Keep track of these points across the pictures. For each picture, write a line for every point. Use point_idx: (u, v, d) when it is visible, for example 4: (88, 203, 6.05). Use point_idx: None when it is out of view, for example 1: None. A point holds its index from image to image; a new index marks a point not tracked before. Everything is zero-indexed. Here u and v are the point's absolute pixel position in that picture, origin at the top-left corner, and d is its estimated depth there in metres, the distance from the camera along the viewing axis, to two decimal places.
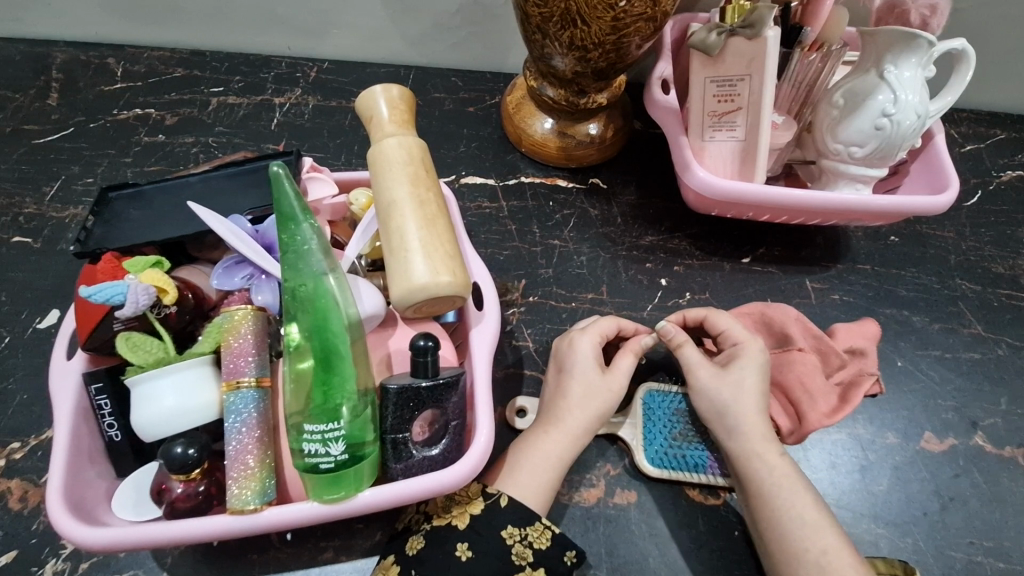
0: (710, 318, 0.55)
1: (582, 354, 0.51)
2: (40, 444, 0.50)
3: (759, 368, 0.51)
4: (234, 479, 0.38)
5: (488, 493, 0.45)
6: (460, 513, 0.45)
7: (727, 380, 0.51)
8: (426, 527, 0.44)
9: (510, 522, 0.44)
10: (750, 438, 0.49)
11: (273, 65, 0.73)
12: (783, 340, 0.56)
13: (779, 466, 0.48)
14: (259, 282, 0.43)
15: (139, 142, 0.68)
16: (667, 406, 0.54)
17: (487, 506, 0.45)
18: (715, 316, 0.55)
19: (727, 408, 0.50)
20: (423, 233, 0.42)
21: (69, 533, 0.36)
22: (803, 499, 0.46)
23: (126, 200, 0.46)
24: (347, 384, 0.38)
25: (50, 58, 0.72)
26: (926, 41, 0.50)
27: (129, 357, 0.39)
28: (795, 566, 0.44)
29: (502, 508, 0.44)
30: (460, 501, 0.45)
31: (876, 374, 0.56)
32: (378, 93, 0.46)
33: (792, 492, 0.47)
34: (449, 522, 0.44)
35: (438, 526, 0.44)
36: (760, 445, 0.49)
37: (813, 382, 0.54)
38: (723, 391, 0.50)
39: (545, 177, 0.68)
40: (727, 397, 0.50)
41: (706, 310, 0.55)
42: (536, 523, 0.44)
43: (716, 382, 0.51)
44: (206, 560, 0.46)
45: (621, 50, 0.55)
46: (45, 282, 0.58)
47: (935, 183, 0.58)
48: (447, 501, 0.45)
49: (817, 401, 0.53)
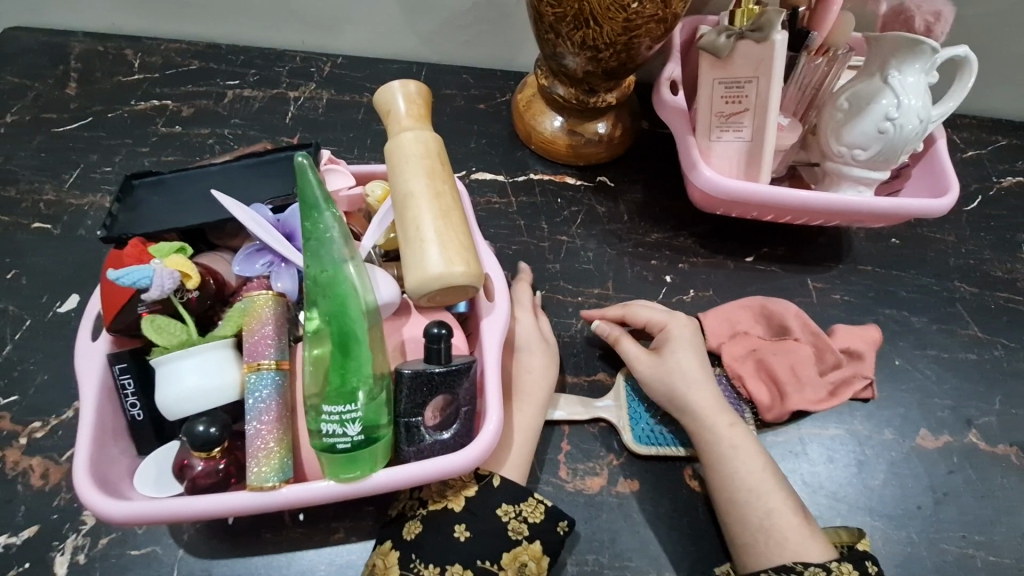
0: (630, 310, 0.58)
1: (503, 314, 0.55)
2: (61, 424, 0.52)
3: (687, 343, 0.55)
4: (254, 457, 0.39)
5: (481, 476, 0.47)
6: (456, 496, 0.46)
7: (667, 362, 0.54)
8: (421, 512, 0.46)
9: (504, 501, 0.46)
10: (704, 411, 0.51)
11: (288, 59, 0.75)
12: (782, 332, 0.58)
13: (729, 436, 0.50)
14: (278, 270, 0.44)
15: (156, 133, 0.69)
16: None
17: (480, 488, 0.46)
18: (634, 309, 0.58)
19: (676, 389, 0.52)
20: (439, 224, 0.44)
21: (95, 506, 0.38)
22: (750, 466, 0.49)
23: (149, 188, 0.48)
24: (363, 368, 0.39)
25: (69, 49, 0.73)
26: (930, 47, 0.52)
27: (155, 339, 0.40)
28: (741, 530, 0.47)
29: (495, 488, 0.46)
30: (453, 486, 0.46)
31: (869, 378, 0.58)
32: (396, 88, 0.47)
33: (741, 459, 0.49)
34: (445, 505, 0.45)
35: (434, 510, 0.45)
36: (712, 416, 0.51)
37: (804, 371, 0.56)
38: (664, 374, 0.53)
39: (553, 174, 0.69)
40: (672, 379, 0.53)
41: (624, 308, 0.58)
42: (530, 498, 0.47)
43: (656, 368, 0.53)
44: (221, 538, 0.48)
45: (632, 51, 0.56)
46: (64, 268, 0.60)
47: (936, 186, 0.60)
48: (441, 486, 0.46)
49: (806, 390, 0.56)
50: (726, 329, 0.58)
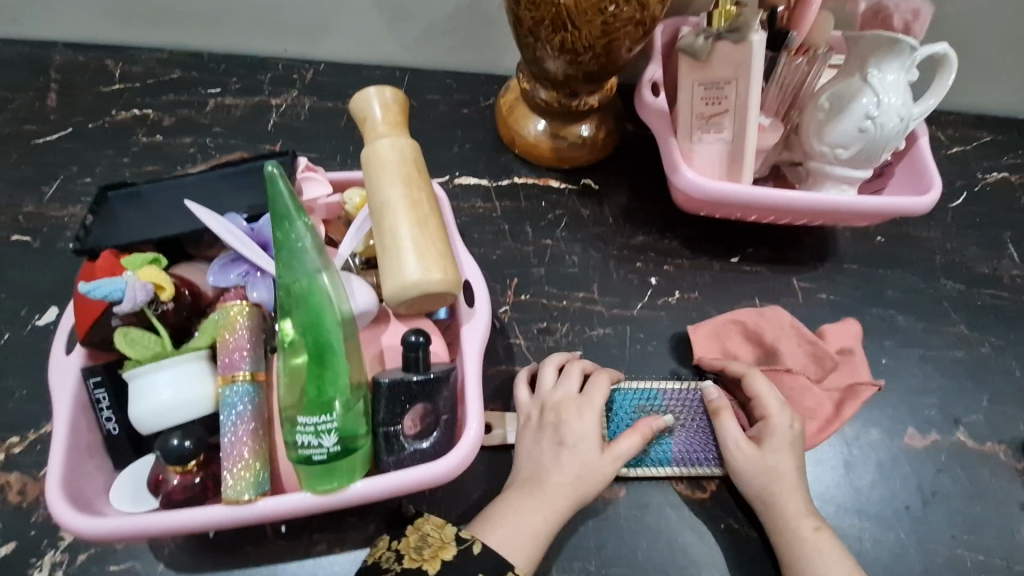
0: (749, 376, 0.54)
1: (573, 404, 0.51)
2: (39, 439, 0.51)
3: (789, 445, 0.51)
4: (229, 470, 0.39)
5: (463, 539, 0.45)
6: (433, 558, 0.44)
7: (762, 461, 0.50)
8: (396, 567, 0.44)
9: (482, 571, 0.44)
10: (788, 511, 0.49)
11: (270, 67, 0.74)
12: (773, 354, 0.57)
13: (815, 535, 0.48)
14: (254, 280, 0.44)
15: (137, 143, 0.69)
16: (631, 404, 0.54)
17: (459, 552, 0.44)
18: (753, 377, 0.54)
19: (768, 489, 0.50)
20: (415, 232, 0.43)
21: (69, 523, 0.37)
22: (830, 557, 0.47)
23: (124, 200, 0.47)
24: (340, 378, 0.39)
25: (49, 60, 0.73)
26: (908, 45, 0.52)
27: (126, 352, 0.40)
28: None
29: (473, 555, 0.44)
30: (433, 545, 0.45)
31: (876, 384, 0.56)
32: (371, 94, 0.47)
33: (824, 557, 0.47)
34: (420, 565, 0.44)
35: (410, 569, 0.43)
36: (801, 519, 0.49)
37: (806, 401, 0.55)
38: (756, 471, 0.50)
39: (538, 178, 0.69)
40: (767, 479, 0.50)
41: (746, 369, 0.55)
42: (508, 573, 0.44)
43: (752, 462, 0.50)
44: (202, 551, 0.47)
45: (611, 54, 0.56)
46: (43, 280, 0.59)
47: (919, 184, 0.59)
48: (420, 543, 0.45)
49: (807, 419, 0.55)
50: (717, 349, 0.58)
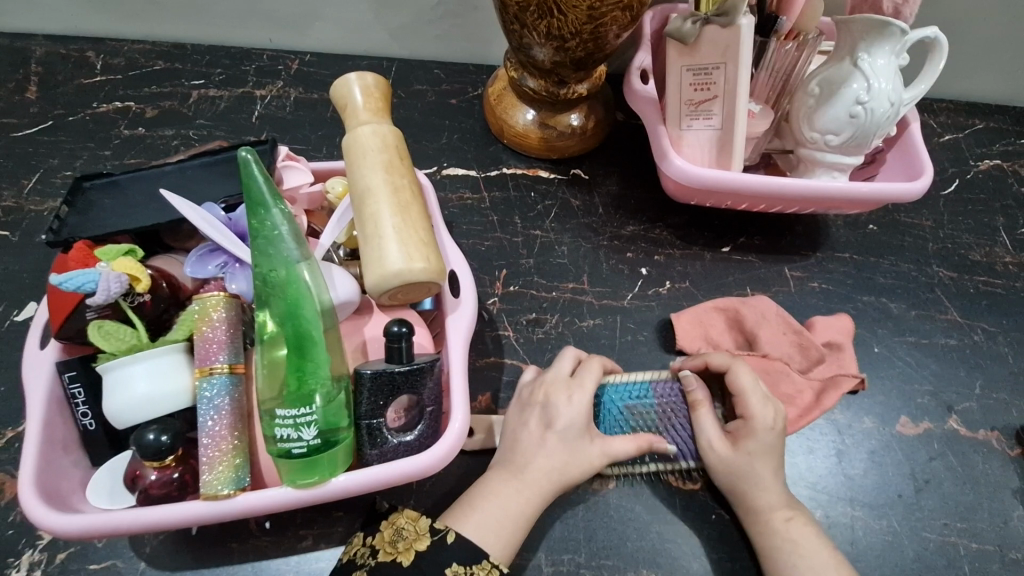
0: (732, 370, 0.52)
1: (563, 387, 0.50)
2: (17, 437, 0.50)
3: (767, 445, 0.50)
4: (207, 464, 0.38)
5: (436, 530, 0.43)
6: (406, 549, 0.43)
7: (734, 462, 0.49)
8: (371, 562, 0.42)
9: (456, 560, 0.42)
10: (765, 504, 0.48)
11: (255, 58, 0.73)
12: (752, 339, 0.58)
13: (795, 523, 0.48)
14: (232, 271, 0.43)
15: (119, 135, 0.67)
16: (620, 402, 0.51)
17: (432, 542, 0.43)
18: (737, 372, 0.51)
19: (744, 487, 0.49)
20: (397, 220, 0.42)
21: (41, 521, 0.36)
22: (813, 546, 0.47)
23: (100, 190, 0.46)
24: (320, 370, 0.38)
25: (29, 52, 0.72)
26: (899, 29, 0.51)
27: (101, 345, 0.39)
28: None
29: (448, 545, 0.43)
30: (406, 536, 0.43)
31: (858, 376, 0.56)
32: (352, 80, 0.46)
33: (804, 548, 0.46)
34: (394, 559, 0.42)
35: (384, 562, 0.42)
36: (782, 507, 0.48)
37: (783, 387, 0.55)
38: (727, 471, 0.49)
39: (527, 168, 0.68)
40: (738, 478, 0.49)
41: (731, 361, 0.52)
42: (484, 560, 0.43)
43: (723, 460, 0.49)
44: (184, 548, 0.46)
45: (599, 40, 0.55)
46: (22, 275, 0.58)
47: (910, 170, 0.59)
48: (394, 536, 0.43)
49: (786, 405, 0.55)
50: (699, 336, 0.58)
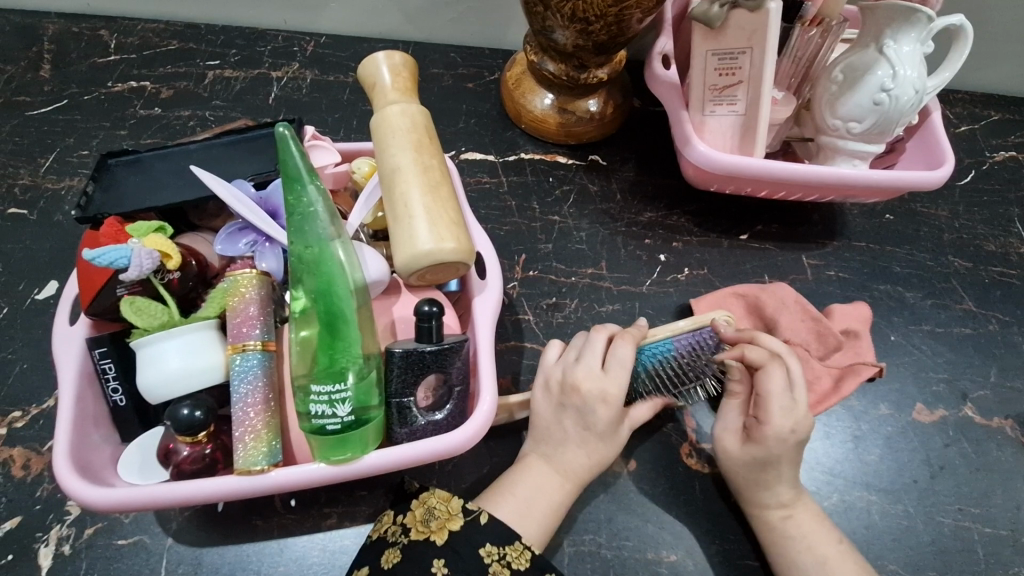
0: (765, 371, 0.49)
1: (598, 386, 0.47)
2: (42, 413, 0.50)
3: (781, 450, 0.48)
4: (241, 440, 0.38)
5: (468, 511, 0.44)
6: (439, 529, 0.43)
7: (741, 459, 0.49)
8: (403, 541, 0.43)
9: (489, 541, 0.43)
10: (777, 495, 0.48)
11: (269, 39, 0.72)
12: (771, 324, 0.58)
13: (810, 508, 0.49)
14: (262, 249, 0.43)
15: (134, 115, 0.67)
16: (641, 364, 0.51)
17: (466, 522, 0.43)
18: (768, 373, 0.49)
19: (753, 483, 0.49)
20: (427, 198, 0.42)
21: (75, 494, 0.36)
22: (821, 531, 0.48)
23: (126, 167, 0.46)
24: (351, 347, 0.38)
25: (41, 29, 0.71)
26: (925, 16, 0.51)
27: (134, 321, 0.39)
28: None
29: (482, 525, 0.43)
30: (439, 516, 0.43)
31: (876, 364, 0.56)
32: (380, 60, 0.46)
33: (815, 534, 0.47)
34: (428, 538, 0.43)
35: (416, 541, 0.43)
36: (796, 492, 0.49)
37: (802, 373, 0.56)
38: (737, 466, 0.49)
39: (544, 154, 0.68)
40: (749, 477, 0.49)
41: (767, 360, 0.49)
42: (516, 542, 0.43)
43: (734, 456, 0.50)
44: (209, 525, 0.47)
45: (622, 23, 0.55)
46: (41, 254, 0.58)
47: (931, 159, 0.59)
48: (426, 516, 0.44)
49: None
50: None
